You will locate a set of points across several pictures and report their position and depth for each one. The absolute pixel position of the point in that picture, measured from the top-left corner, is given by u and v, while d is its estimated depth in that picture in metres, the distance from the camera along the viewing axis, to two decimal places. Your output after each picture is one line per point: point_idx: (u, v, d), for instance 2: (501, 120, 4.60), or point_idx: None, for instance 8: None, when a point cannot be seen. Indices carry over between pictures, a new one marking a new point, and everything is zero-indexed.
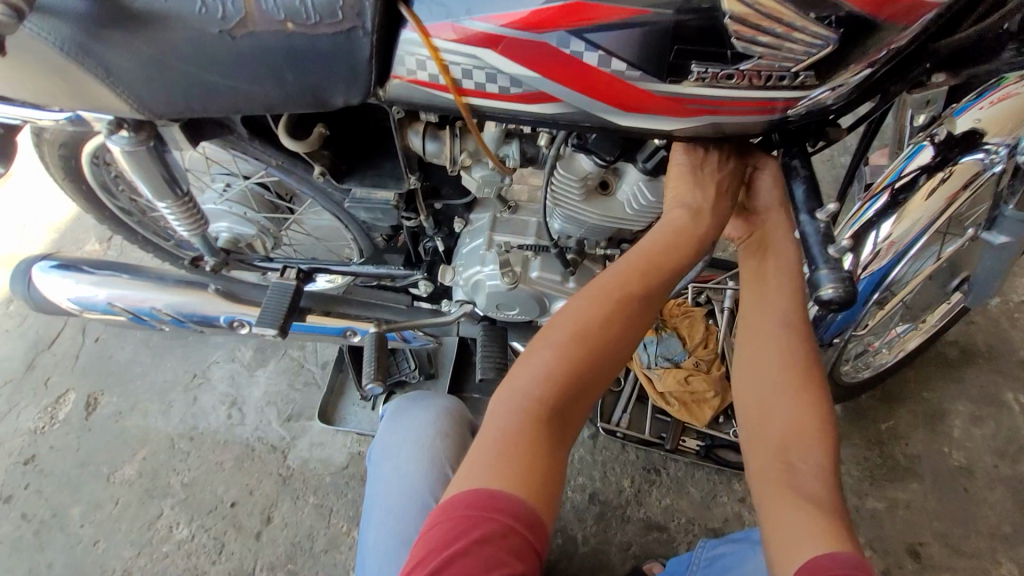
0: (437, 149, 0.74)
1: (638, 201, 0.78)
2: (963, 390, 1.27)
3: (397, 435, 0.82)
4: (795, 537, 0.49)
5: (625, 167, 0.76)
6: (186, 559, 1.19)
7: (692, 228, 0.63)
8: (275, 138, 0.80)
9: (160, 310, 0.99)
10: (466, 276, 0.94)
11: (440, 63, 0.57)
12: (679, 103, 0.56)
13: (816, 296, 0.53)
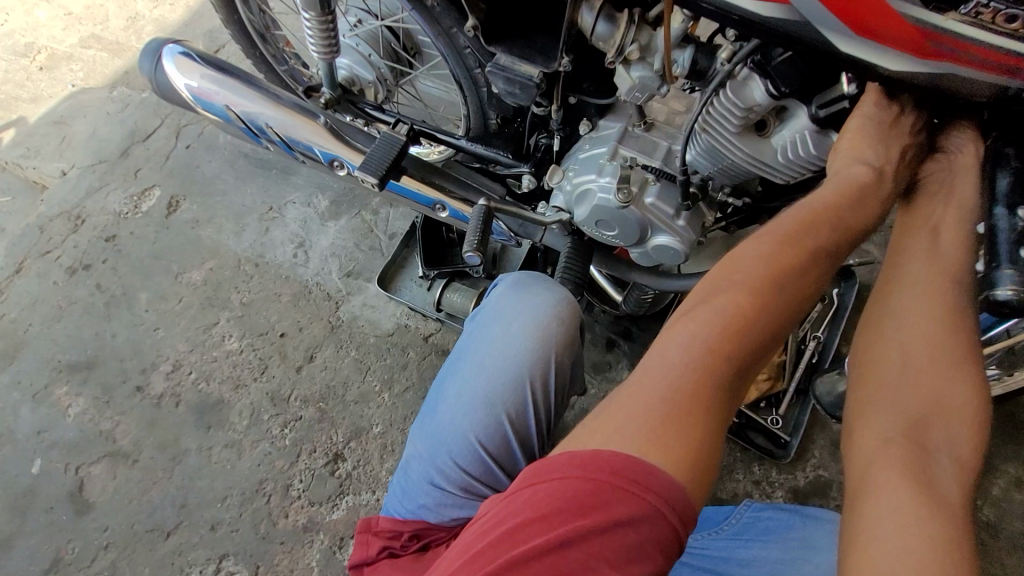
0: (607, 32, 0.68)
1: (793, 151, 0.73)
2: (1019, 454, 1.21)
3: (513, 307, 0.84)
4: (898, 516, 0.47)
5: (795, 110, 0.70)
6: (231, 369, 1.27)
7: (873, 186, 0.63)
8: None
9: (270, 128, 1.00)
10: (575, 182, 0.90)
11: None
12: (926, 38, 0.49)
13: (987, 295, 0.49)
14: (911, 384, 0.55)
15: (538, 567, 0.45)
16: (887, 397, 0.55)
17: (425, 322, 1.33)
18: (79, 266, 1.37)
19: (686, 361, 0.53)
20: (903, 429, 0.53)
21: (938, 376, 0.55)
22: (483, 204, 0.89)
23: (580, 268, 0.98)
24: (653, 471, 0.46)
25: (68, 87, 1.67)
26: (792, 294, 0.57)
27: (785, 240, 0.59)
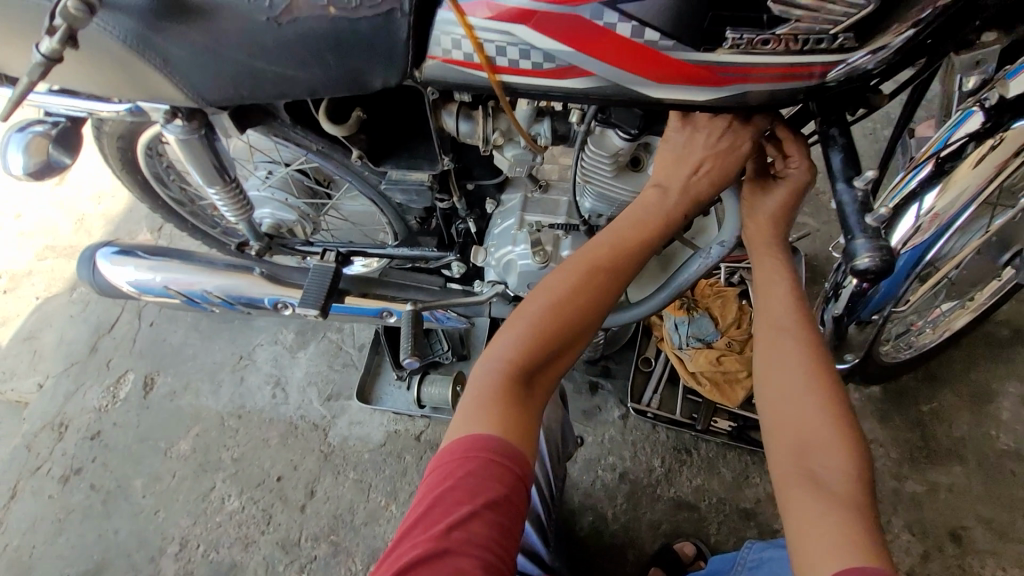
0: (470, 129, 0.75)
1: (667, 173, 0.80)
2: (1012, 371, 1.22)
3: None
4: (823, 542, 0.53)
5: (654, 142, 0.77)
6: (238, 528, 1.26)
7: (659, 203, 0.69)
8: (316, 125, 0.83)
9: (211, 293, 1.05)
10: (497, 256, 0.96)
11: (474, 42, 0.58)
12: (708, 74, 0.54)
13: (851, 266, 0.53)
14: (773, 380, 0.65)
15: (416, 531, 0.54)
16: (780, 425, 0.62)
17: (412, 421, 1.34)
18: (70, 472, 1.38)
19: (516, 361, 0.64)
20: (795, 452, 0.60)
21: (806, 387, 0.62)
22: (410, 309, 0.97)
23: None
24: (478, 435, 0.59)
25: (31, 301, 1.74)
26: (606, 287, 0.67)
27: (579, 268, 0.67)
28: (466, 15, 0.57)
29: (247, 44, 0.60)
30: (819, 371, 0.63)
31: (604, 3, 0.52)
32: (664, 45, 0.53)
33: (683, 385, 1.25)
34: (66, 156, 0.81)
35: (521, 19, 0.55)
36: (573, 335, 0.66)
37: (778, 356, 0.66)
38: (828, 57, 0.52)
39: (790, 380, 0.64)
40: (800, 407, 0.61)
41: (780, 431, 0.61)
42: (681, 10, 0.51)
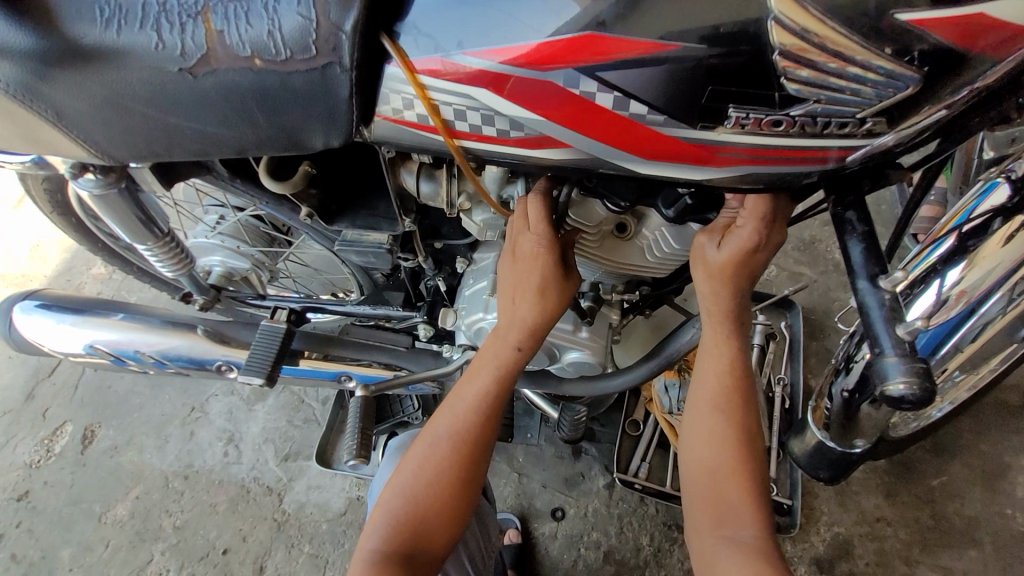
0: (432, 190, 0.66)
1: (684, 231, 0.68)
2: None
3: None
4: None
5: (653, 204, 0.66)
6: None
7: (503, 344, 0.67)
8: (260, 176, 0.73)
9: (144, 353, 0.93)
10: (466, 322, 0.85)
11: (427, 103, 0.49)
12: (704, 152, 0.45)
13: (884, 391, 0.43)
14: (699, 449, 0.66)
15: None
16: (697, 484, 0.66)
17: None
18: None
19: (390, 545, 0.63)
20: (710, 507, 0.64)
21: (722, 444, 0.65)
22: (360, 396, 0.90)
23: None
24: None
25: None
26: (475, 439, 0.67)
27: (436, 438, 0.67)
28: (417, 72, 0.47)
29: (157, 97, 0.50)
30: (741, 440, 0.65)
31: (581, 69, 0.43)
32: (653, 120, 0.44)
33: (673, 453, 1.15)
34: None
35: (482, 81, 0.46)
36: (446, 499, 0.66)
37: (705, 424, 0.67)
38: (851, 141, 0.42)
39: (714, 445, 0.66)
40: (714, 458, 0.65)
41: (697, 480, 0.66)
42: (675, 81, 0.41)
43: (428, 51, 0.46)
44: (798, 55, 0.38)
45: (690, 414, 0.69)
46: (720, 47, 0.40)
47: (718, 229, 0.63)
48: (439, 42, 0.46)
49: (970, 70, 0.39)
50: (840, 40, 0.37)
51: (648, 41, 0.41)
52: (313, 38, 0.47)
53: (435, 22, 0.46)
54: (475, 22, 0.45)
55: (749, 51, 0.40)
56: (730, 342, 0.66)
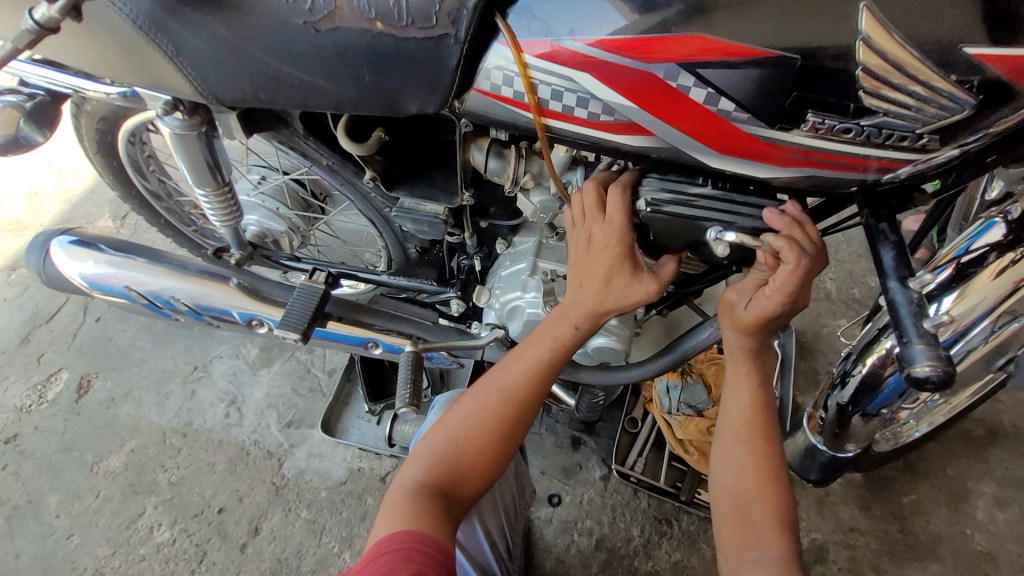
0: (499, 167, 0.71)
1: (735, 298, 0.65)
2: (988, 471, 1.23)
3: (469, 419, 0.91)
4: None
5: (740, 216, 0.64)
6: (164, 565, 1.12)
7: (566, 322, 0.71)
8: (331, 138, 0.77)
9: (178, 299, 0.95)
10: (502, 300, 0.90)
11: (528, 82, 0.54)
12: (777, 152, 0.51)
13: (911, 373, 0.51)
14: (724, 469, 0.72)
15: None
16: (724, 504, 0.71)
17: (379, 460, 1.23)
18: None
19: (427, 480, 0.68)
20: (738, 523, 0.69)
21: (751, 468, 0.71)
22: (410, 351, 0.89)
23: None
24: (401, 534, 0.60)
25: None
26: (525, 405, 0.72)
27: (493, 397, 0.72)
28: (524, 52, 0.52)
29: (276, 45, 0.54)
30: (766, 467, 0.71)
31: (682, 64, 0.49)
32: (736, 117, 0.50)
33: (668, 451, 1.20)
34: (40, 134, 0.72)
35: (586, 67, 0.51)
36: (492, 446, 0.71)
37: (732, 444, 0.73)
38: (905, 153, 0.49)
39: (739, 469, 0.71)
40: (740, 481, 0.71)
41: (725, 501, 0.71)
42: (764, 84, 0.48)
43: (539, 34, 0.52)
44: (878, 73, 0.45)
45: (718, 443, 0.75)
46: (806, 59, 0.46)
47: (749, 287, 0.67)
48: (547, 27, 0.51)
49: (1017, 102, 0.46)
50: (916, 63, 0.44)
51: (744, 46, 0.47)
52: (436, 10, 0.52)
53: (545, 9, 0.51)
54: (584, 12, 0.50)
55: (831, 65, 0.46)
56: (752, 374, 0.73)
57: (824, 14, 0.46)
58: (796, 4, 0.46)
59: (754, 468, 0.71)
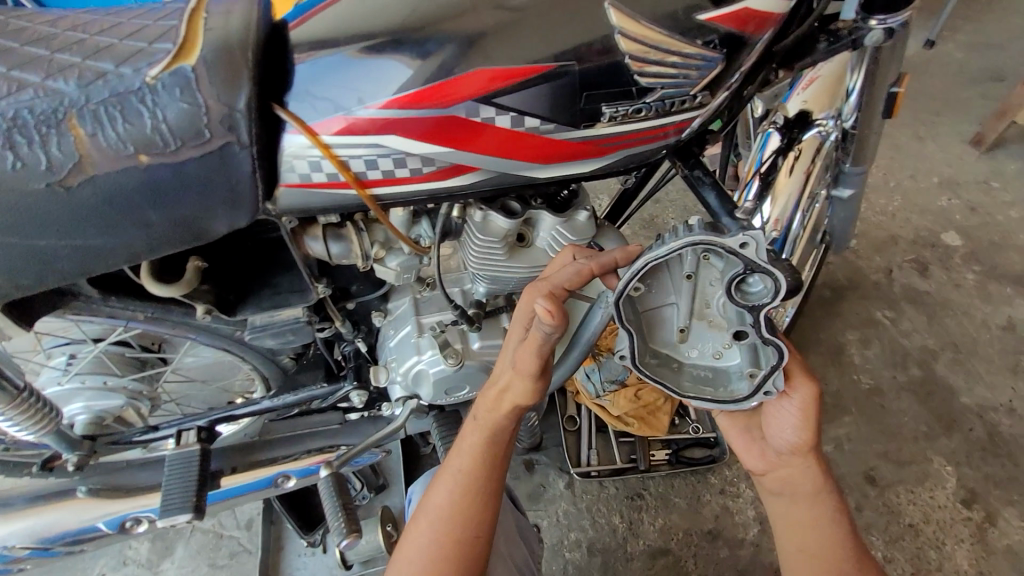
0: (343, 249, 0.67)
1: (768, 385, 0.62)
2: (846, 322, 1.45)
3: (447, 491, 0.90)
4: None
5: (766, 275, 0.57)
6: None
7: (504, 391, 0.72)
8: (140, 288, 0.66)
9: (14, 546, 0.77)
10: (403, 371, 0.86)
11: (336, 161, 0.51)
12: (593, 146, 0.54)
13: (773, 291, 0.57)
14: (780, 528, 0.70)
15: None
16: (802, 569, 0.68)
17: None
18: None
19: None
20: None
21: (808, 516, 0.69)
22: (328, 476, 0.87)
23: None
24: None
25: None
26: (489, 477, 0.74)
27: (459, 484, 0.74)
28: (321, 134, 0.50)
29: (31, 218, 0.47)
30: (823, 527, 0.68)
31: (477, 99, 0.49)
32: (545, 129, 0.52)
33: (613, 431, 1.25)
34: None
35: (389, 128, 0.50)
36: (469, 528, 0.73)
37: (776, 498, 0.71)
38: (691, 113, 0.55)
39: (793, 528, 0.69)
40: (808, 542, 0.68)
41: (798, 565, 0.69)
42: (557, 94, 0.50)
43: (329, 113, 0.49)
44: (641, 56, 0.50)
45: (779, 510, 0.70)
46: (582, 60, 0.50)
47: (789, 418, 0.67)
48: (350, 100, 0.49)
49: (750, 44, 0.53)
50: (669, 39, 0.50)
51: (524, 66, 0.49)
52: (204, 122, 0.46)
53: (343, 83, 0.49)
54: (385, 75, 0.49)
55: (604, 60, 0.50)
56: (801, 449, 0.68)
57: (579, 21, 0.49)
58: (553, 19, 0.49)
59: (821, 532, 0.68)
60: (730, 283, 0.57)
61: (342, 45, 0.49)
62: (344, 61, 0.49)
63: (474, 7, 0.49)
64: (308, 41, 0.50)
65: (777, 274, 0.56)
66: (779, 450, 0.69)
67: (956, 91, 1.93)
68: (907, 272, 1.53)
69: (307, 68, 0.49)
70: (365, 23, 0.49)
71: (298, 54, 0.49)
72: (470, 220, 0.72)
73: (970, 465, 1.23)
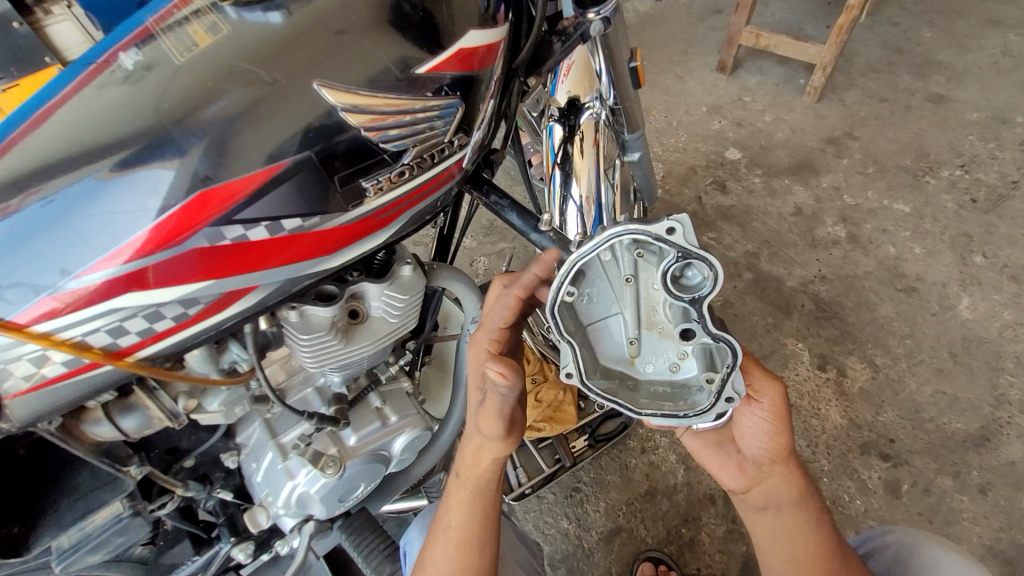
0: (140, 420, 0.56)
1: (729, 390, 0.59)
2: None
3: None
4: None
5: (696, 264, 0.55)
6: None
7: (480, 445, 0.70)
8: None
9: None
10: (283, 502, 0.75)
11: (67, 346, 0.44)
12: (368, 222, 0.52)
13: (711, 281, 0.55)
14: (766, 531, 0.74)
15: None
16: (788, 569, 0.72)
17: None
18: None
19: None
20: None
21: (790, 521, 0.73)
22: None
23: (383, 533, 0.85)
24: None
25: None
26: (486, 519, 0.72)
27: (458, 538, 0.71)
28: (33, 325, 0.43)
29: None
30: (802, 528, 0.73)
31: (215, 223, 0.45)
32: (311, 225, 0.49)
33: (529, 441, 1.25)
34: None
35: (120, 288, 0.44)
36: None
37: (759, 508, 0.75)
38: (455, 156, 0.56)
39: (780, 533, 0.73)
40: (788, 541, 0.73)
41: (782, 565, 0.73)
42: (304, 188, 0.48)
43: (31, 298, 0.42)
44: (374, 121, 0.49)
45: (762, 518, 0.75)
46: (313, 146, 0.47)
47: (767, 424, 0.71)
48: (80, 246, 0.43)
49: (481, 79, 0.54)
50: (398, 101, 0.49)
51: (254, 172, 0.46)
52: None
53: (83, 217, 0.43)
54: (143, 183, 0.43)
55: (341, 139, 0.48)
56: (778, 458, 0.73)
57: (290, 109, 0.46)
58: (261, 115, 0.46)
59: (800, 534, 0.73)
60: (665, 276, 0.55)
61: (90, 164, 0.43)
62: (92, 184, 0.43)
63: (166, 127, 0.44)
64: (30, 178, 0.43)
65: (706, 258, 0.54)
66: (758, 462, 0.74)
67: (692, 29, 2.22)
68: (712, 194, 1.74)
69: (43, 208, 0.43)
70: (89, 143, 0.43)
71: (29, 193, 0.43)
72: (285, 322, 0.65)
73: (812, 335, 1.44)
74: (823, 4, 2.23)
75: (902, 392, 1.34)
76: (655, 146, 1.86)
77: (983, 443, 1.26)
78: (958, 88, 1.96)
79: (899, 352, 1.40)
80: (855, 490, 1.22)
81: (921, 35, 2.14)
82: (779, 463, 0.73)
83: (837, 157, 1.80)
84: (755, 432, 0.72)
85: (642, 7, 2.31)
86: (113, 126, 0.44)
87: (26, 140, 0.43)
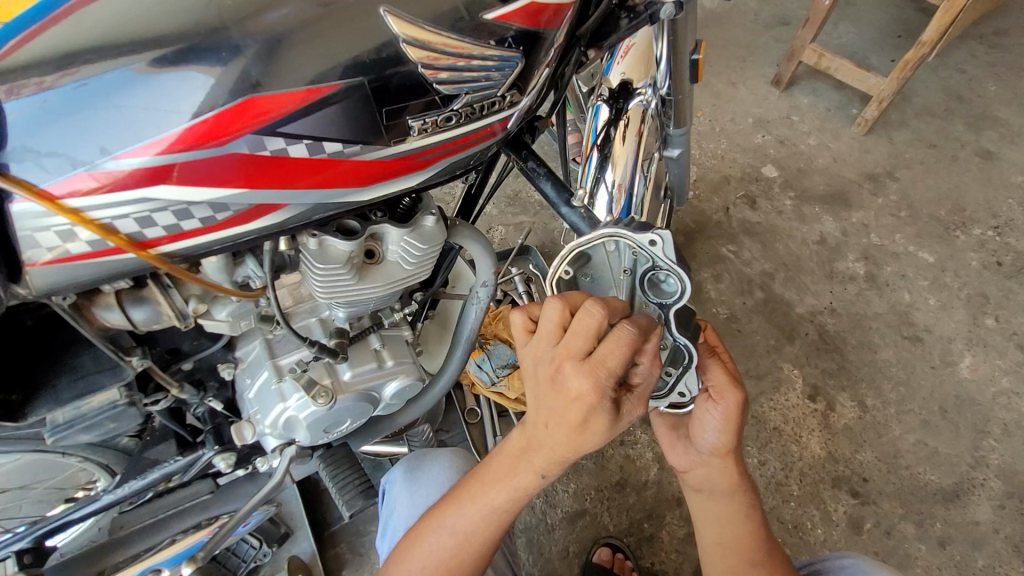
0: (149, 314, 0.57)
1: (682, 386, 0.69)
2: (699, 262, 1.61)
3: (420, 493, 0.84)
4: None
5: (669, 274, 0.64)
6: None
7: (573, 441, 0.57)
8: None
9: None
10: (270, 422, 0.77)
11: (94, 225, 0.44)
12: (407, 161, 0.52)
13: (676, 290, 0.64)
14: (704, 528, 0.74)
15: None
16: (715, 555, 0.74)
17: None
18: None
19: None
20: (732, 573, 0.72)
21: (730, 503, 0.73)
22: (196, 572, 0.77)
23: (360, 471, 0.88)
24: None
25: None
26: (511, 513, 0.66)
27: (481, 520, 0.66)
28: (64, 198, 0.43)
29: None
30: (740, 523, 0.73)
31: (257, 131, 0.45)
32: (350, 152, 0.49)
33: (514, 412, 1.29)
34: None
35: (153, 178, 0.44)
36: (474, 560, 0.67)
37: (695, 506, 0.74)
38: (504, 113, 0.55)
39: (712, 520, 0.74)
40: (723, 527, 0.73)
41: (711, 550, 0.74)
42: (351, 114, 0.47)
43: (66, 171, 0.43)
44: (434, 63, 0.48)
45: (695, 500, 0.75)
46: (367, 73, 0.47)
47: (724, 419, 0.70)
48: (117, 127, 0.43)
49: (546, 40, 0.53)
50: (460, 44, 0.48)
51: (304, 89, 0.45)
52: None
53: (124, 102, 0.43)
54: (188, 83, 0.43)
55: (397, 73, 0.48)
56: (725, 455, 0.72)
57: (347, 32, 0.46)
58: (319, 32, 0.45)
59: (736, 530, 0.73)
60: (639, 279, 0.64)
61: (136, 53, 0.43)
62: (131, 74, 0.43)
63: (224, 25, 0.44)
64: (79, 54, 0.43)
65: (677, 270, 0.63)
66: (701, 451, 0.73)
67: (755, 37, 2.16)
68: (740, 207, 1.72)
69: (86, 85, 0.43)
70: (142, 27, 0.43)
71: (67, 72, 0.42)
72: (304, 248, 0.66)
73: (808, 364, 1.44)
74: (893, 36, 2.16)
75: (885, 436, 1.35)
76: (694, 148, 1.84)
77: (953, 499, 1.28)
78: (1010, 147, 1.91)
79: (891, 397, 1.40)
80: (819, 519, 1.24)
81: (985, 86, 2.08)
82: (719, 456, 0.72)
83: (873, 194, 1.77)
84: (704, 418, 0.71)
85: (709, 4, 2.25)
86: (167, 18, 0.43)
87: (80, 14, 0.44)
